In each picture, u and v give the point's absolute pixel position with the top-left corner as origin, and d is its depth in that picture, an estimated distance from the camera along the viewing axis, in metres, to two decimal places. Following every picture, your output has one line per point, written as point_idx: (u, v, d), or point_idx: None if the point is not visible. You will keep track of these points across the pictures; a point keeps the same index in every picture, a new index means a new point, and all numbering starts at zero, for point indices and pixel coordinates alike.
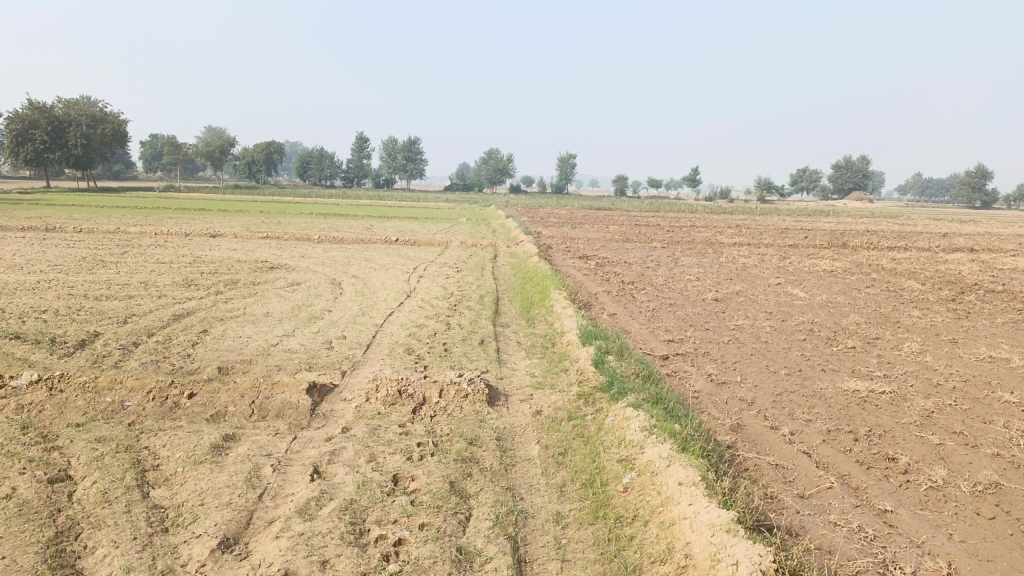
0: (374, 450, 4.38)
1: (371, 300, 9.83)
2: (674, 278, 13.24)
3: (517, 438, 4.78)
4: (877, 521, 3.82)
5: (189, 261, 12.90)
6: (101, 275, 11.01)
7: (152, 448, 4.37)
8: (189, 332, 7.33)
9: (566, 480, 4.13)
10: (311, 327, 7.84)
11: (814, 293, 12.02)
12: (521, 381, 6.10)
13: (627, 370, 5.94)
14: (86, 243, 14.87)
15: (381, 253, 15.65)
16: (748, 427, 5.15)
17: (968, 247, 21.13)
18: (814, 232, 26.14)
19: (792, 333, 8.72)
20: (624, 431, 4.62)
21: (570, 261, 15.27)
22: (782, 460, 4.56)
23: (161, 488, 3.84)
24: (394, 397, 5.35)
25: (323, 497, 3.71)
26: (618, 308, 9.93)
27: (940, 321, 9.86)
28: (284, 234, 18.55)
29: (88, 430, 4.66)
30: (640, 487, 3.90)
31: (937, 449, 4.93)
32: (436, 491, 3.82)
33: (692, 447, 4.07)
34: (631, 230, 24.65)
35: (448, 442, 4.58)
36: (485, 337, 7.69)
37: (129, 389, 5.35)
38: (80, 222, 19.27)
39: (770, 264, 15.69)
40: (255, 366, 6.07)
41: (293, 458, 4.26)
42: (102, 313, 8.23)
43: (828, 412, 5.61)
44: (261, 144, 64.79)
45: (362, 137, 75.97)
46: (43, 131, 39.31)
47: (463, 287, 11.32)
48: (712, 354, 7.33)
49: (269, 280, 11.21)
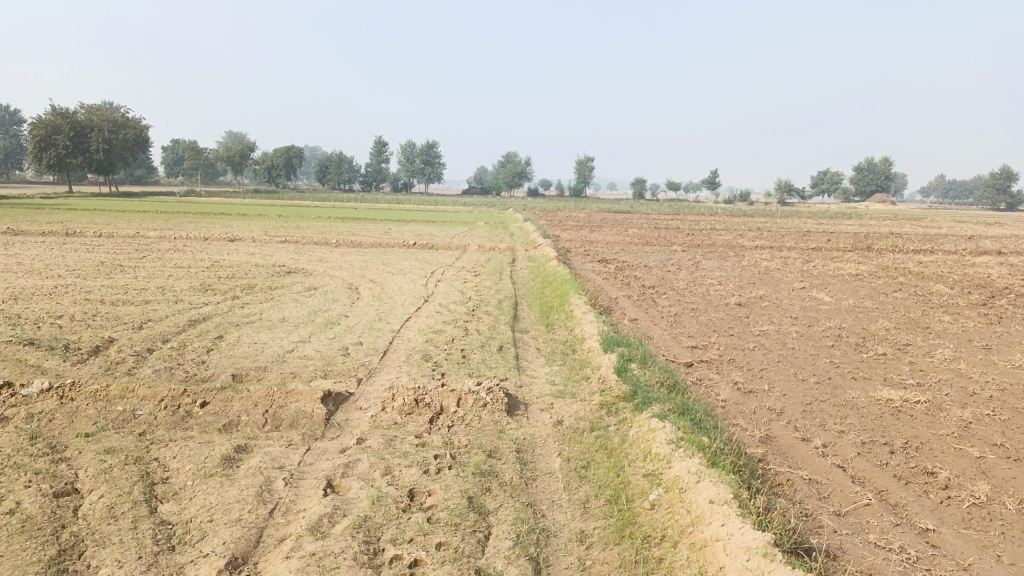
0: (389, 463, 4.22)
1: (388, 305, 9.71)
2: (695, 282, 13.01)
3: (537, 450, 4.61)
4: (919, 542, 3.60)
5: (207, 265, 12.86)
6: (118, 280, 10.98)
7: (162, 460, 4.25)
8: (204, 338, 7.24)
9: (590, 496, 3.95)
10: (327, 333, 7.71)
11: (840, 297, 11.72)
12: (540, 390, 5.93)
13: (650, 378, 5.74)
14: (106, 248, 14.88)
15: (398, 257, 15.55)
16: (778, 439, 4.94)
17: (996, 250, 20.64)
18: (836, 234, 25.74)
19: (819, 339, 8.47)
20: (650, 444, 4.43)
21: (589, 265, 15.09)
22: (815, 475, 4.34)
23: (169, 502, 3.71)
24: (411, 406, 5.19)
25: (336, 514, 3.56)
26: (639, 314, 9.72)
27: (973, 327, 9.54)
28: (301, 238, 18.52)
29: (97, 440, 4.55)
30: (668, 504, 3.71)
31: (977, 463, 4.68)
32: (453, 508, 3.65)
33: (722, 462, 3.87)
34: (651, 233, 24.39)
35: (466, 454, 4.42)
36: (503, 344, 7.53)
37: (140, 398, 5.25)
38: (100, 227, 19.36)
39: (794, 268, 15.38)
40: (270, 374, 5.94)
41: (306, 471, 4.12)
42: (118, 318, 8.16)
43: (861, 423, 5.38)
44: (280, 148, 65.08)
45: (380, 141, 76.32)
46: (66, 136, 39.69)
47: (481, 291, 11.17)
48: (737, 361, 7.12)
49: (286, 284, 11.12)
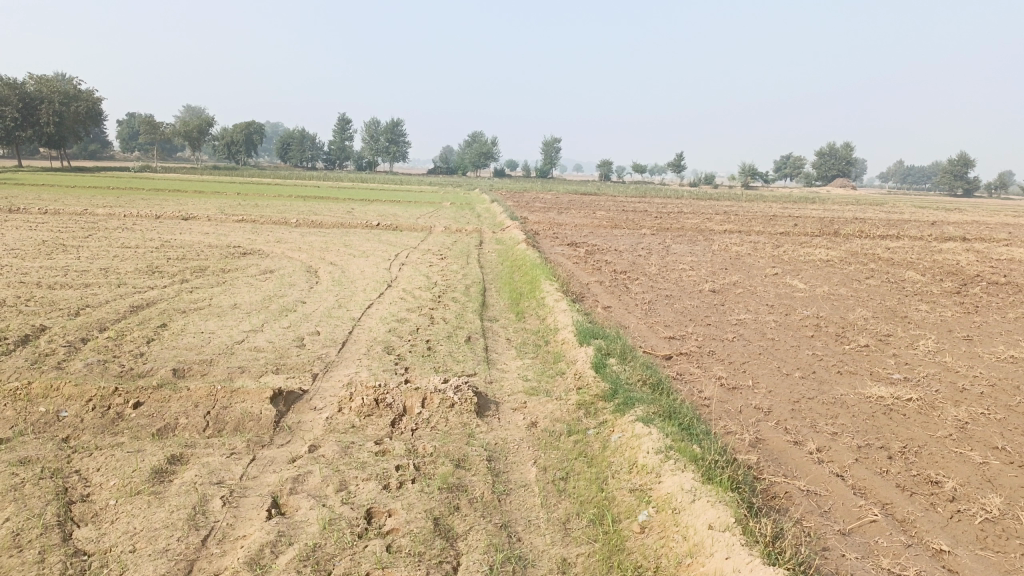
0: (345, 476, 3.74)
1: (349, 290, 9.15)
2: (667, 267, 12.68)
3: (510, 457, 4.17)
4: (935, 567, 3.26)
5: (156, 245, 12.12)
6: (59, 260, 10.24)
7: (84, 473, 3.72)
8: (145, 327, 6.62)
9: (571, 515, 3.53)
10: (281, 321, 7.16)
11: (815, 284, 11.47)
12: (512, 386, 5.49)
13: (631, 376, 5.33)
14: (49, 226, 14.01)
15: (361, 238, 14.97)
16: (769, 443, 4.58)
17: (960, 236, 20.72)
18: (803, 218, 25.80)
19: (799, 329, 8.16)
20: (635, 452, 4.04)
21: (558, 248, 14.69)
22: (813, 486, 3.99)
23: (86, 527, 3.20)
24: (370, 407, 4.70)
25: (279, 542, 3.07)
26: (612, 301, 9.33)
27: (951, 317, 9.32)
28: (260, 216, 17.76)
29: (10, 449, 3.99)
30: (660, 528, 3.33)
31: (981, 470, 4.37)
32: (417, 533, 3.20)
33: (719, 477, 3.49)
34: (619, 216, 24.08)
35: (431, 464, 3.96)
36: (471, 334, 7.06)
37: (66, 397, 4.67)
38: (46, 203, 18.32)
39: (765, 253, 15.11)
40: (216, 369, 5.40)
41: (249, 487, 3.62)
42: (54, 304, 7.49)
43: (854, 424, 5.04)
44: (240, 125, 63.44)
45: (344, 119, 74.95)
46: (14, 108, 37.91)
47: (448, 276, 10.67)
48: (717, 353, 6.78)
49: (239, 267, 10.50)
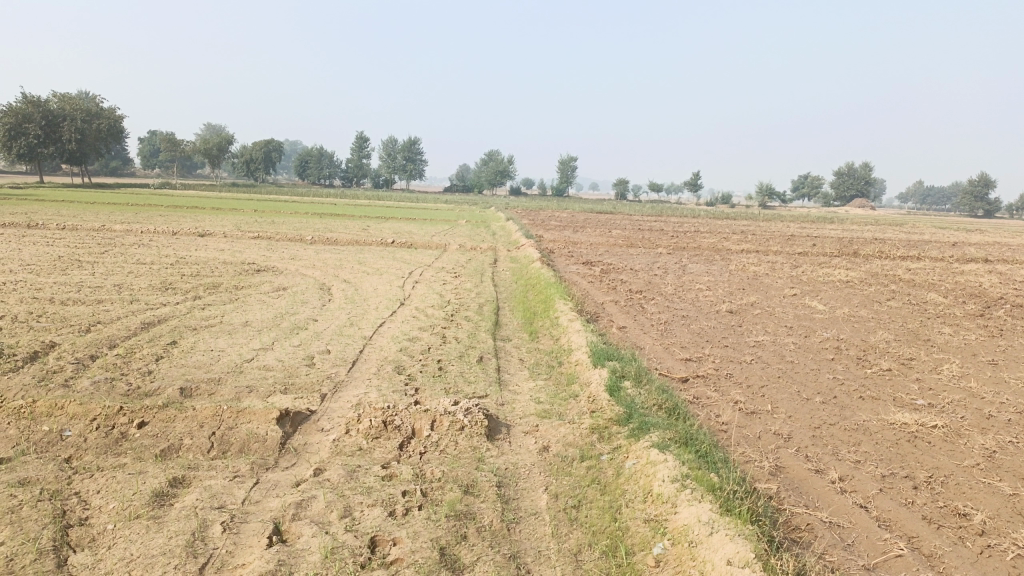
0: (349, 501, 3.63)
1: (361, 308, 9.09)
2: (684, 287, 12.53)
3: (520, 483, 4.04)
4: None
5: (171, 262, 12.14)
6: (73, 276, 10.26)
7: (84, 495, 3.63)
8: (155, 345, 6.57)
9: (583, 546, 3.40)
10: (292, 340, 7.09)
11: (834, 305, 11.26)
12: (524, 409, 5.36)
13: (646, 400, 5.19)
14: (66, 242, 14.09)
15: (375, 255, 14.94)
16: (789, 471, 4.41)
17: (982, 257, 20.37)
18: (821, 238, 25.55)
19: (818, 351, 7.97)
20: (650, 481, 3.90)
21: (573, 267, 14.58)
22: (836, 517, 3.83)
23: (82, 553, 3.10)
24: (378, 429, 4.59)
25: (278, 572, 2.96)
26: (627, 321, 9.19)
27: (975, 340, 9.09)
28: (276, 233, 17.79)
29: (11, 469, 3.92)
30: (676, 562, 3.19)
31: (1011, 502, 4.18)
32: (422, 563, 3.08)
33: (738, 509, 3.35)
34: (635, 234, 23.95)
35: (439, 490, 3.84)
36: (483, 354, 6.95)
37: (70, 416, 4.60)
38: (65, 219, 18.47)
39: (782, 274, 14.91)
40: (223, 388, 5.32)
41: (251, 512, 3.51)
42: (65, 320, 7.46)
43: (877, 452, 4.86)
44: (259, 143, 64.09)
45: (362, 138, 75.58)
46: (37, 125, 38.49)
47: (461, 294, 10.58)
48: (735, 376, 6.61)
49: (252, 284, 10.47)
